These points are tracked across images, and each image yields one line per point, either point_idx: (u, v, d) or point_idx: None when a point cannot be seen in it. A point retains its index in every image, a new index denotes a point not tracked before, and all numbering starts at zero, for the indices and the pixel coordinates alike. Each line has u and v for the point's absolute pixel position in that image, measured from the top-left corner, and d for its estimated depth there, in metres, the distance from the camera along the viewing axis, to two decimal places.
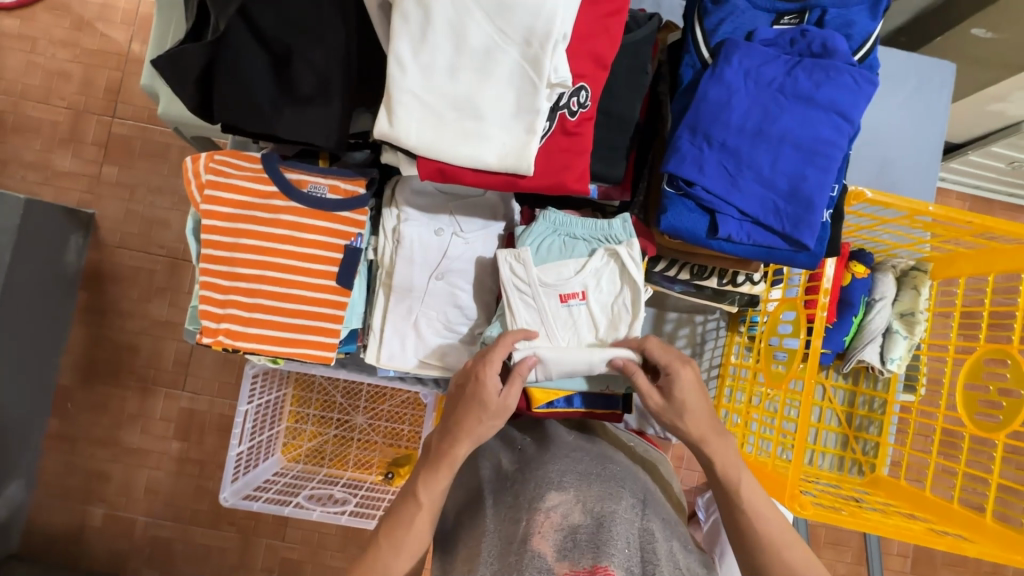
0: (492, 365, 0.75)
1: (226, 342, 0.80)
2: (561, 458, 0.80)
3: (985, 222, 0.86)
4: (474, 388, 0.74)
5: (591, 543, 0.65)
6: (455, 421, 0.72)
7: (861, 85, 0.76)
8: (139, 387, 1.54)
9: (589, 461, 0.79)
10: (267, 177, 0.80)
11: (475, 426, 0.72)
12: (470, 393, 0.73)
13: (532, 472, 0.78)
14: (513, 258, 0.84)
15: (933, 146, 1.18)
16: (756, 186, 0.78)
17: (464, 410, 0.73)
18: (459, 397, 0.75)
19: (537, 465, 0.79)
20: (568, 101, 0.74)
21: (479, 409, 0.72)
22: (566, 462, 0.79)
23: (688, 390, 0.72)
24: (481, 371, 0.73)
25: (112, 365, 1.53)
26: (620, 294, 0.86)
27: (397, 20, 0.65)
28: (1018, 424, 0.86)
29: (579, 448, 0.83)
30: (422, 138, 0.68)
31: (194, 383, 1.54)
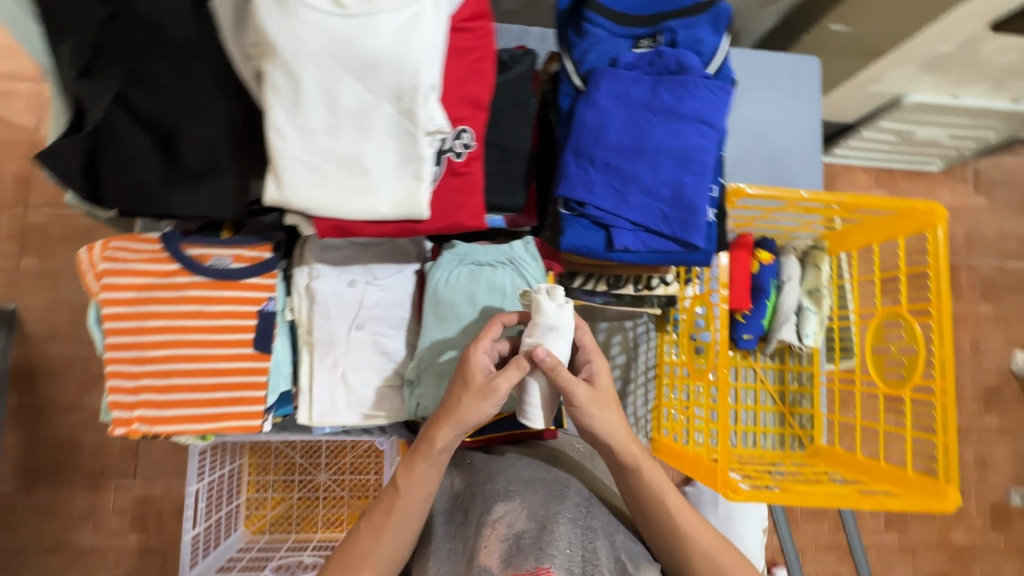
0: (482, 346, 0.76)
1: (142, 429, 0.79)
2: (507, 466, 0.84)
3: (853, 199, 0.95)
4: (462, 368, 0.76)
5: (534, 546, 0.69)
6: (447, 405, 0.74)
7: (718, 94, 0.83)
8: (88, 483, 1.46)
9: (534, 466, 0.84)
10: (168, 256, 0.80)
11: (467, 407, 0.73)
12: (457, 371, 0.75)
13: (482, 485, 0.81)
14: (433, 286, 0.87)
15: (814, 133, 1.28)
16: (642, 198, 0.83)
17: (449, 391, 0.75)
18: (446, 380, 0.75)
19: (485, 477, 0.83)
20: (452, 144, 0.77)
21: (467, 390, 0.73)
22: (511, 469, 0.83)
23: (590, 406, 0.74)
24: (471, 352, 0.75)
25: (55, 464, 1.45)
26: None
27: (269, 91, 0.67)
28: (917, 377, 0.93)
29: (525, 455, 0.87)
30: (314, 198, 0.71)
31: (146, 469, 1.47)
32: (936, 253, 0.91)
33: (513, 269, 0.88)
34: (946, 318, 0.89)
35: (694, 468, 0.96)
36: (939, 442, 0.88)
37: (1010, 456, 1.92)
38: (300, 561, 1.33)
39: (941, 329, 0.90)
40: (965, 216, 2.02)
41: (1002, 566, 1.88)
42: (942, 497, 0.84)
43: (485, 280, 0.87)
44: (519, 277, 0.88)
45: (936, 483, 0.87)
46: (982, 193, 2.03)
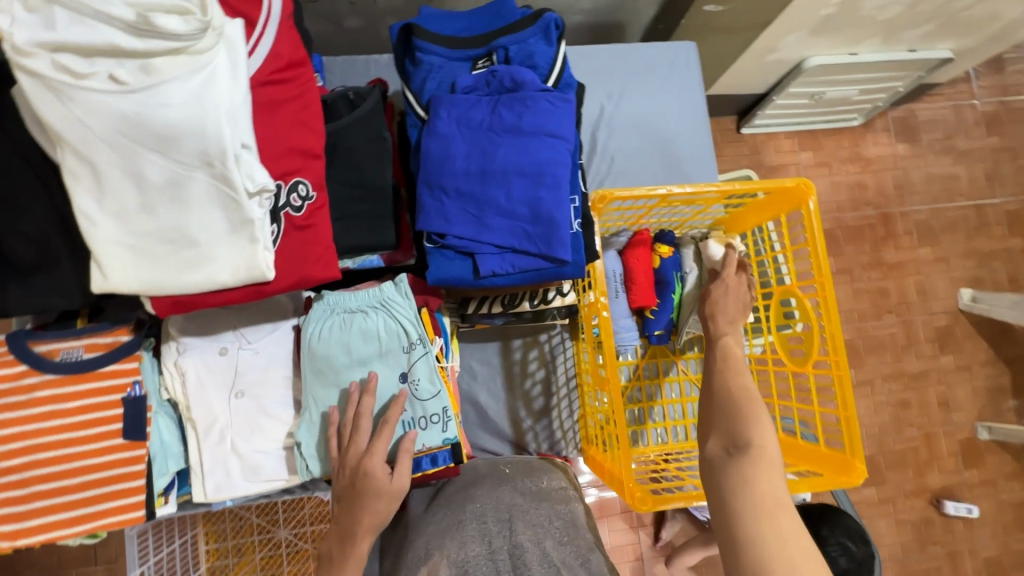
0: (375, 449, 0.78)
1: (5, 545, 0.75)
2: (424, 528, 0.90)
3: (724, 185, 0.94)
4: (364, 480, 0.77)
5: None
6: (350, 524, 0.76)
7: (560, 105, 0.82)
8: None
9: (449, 514, 0.88)
10: (14, 357, 0.76)
11: (372, 515, 0.77)
12: (362, 489, 0.76)
13: (408, 553, 0.88)
14: (309, 345, 0.83)
15: (702, 115, 1.28)
16: (502, 220, 0.81)
17: (356, 506, 0.77)
18: (348, 494, 0.77)
19: (410, 544, 0.89)
20: (289, 198, 0.74)
21: (376, 500, 0.77)
22: (430, 527, 0.88)
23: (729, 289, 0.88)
24: (367, 464, 0.77)
25: (13, 563, 1.45)
26: (409, 358, 0.85)
27: (68, 179, 0.64)
28: (815, 353, 0.92)
29: (440, 507, 0.92)
30: (143, 280, 0.68)
31: (105, 553, 1.46)
32: (811, 226, 0.91)
33: (386, 312, 0.85)
34: (828, 293, 0.89)
35: (612, 479, 0.96)
36: (841, 415, 0.88)
37: (971, 392, 1.93)
38: None
39: (827, 301, 0.89)
40: (892, 164, 2.03)
41: (983, 503, 1.88)
42: (849, 471, 0.84)
43: (357, 327, 0.83)
44: (392, 318, 0.85)
45: (844, 457, 0.86)
46: (905, 140, 2.05)
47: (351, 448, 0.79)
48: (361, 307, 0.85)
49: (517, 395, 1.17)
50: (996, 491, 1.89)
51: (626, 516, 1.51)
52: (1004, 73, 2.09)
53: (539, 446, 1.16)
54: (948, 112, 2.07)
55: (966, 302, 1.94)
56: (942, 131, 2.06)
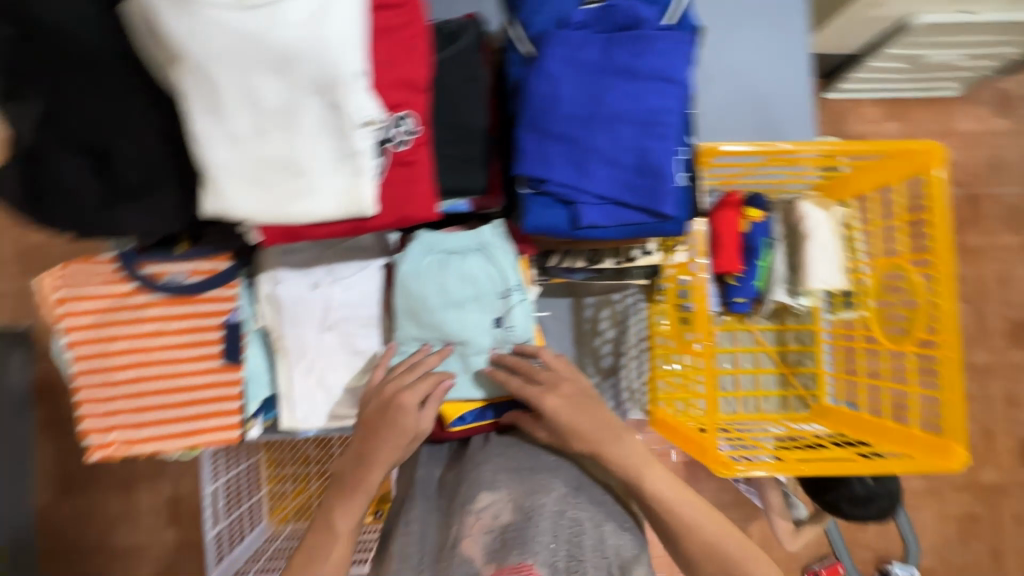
0: (416, 389, 0.79)
1: (118, 451, 0.79)
2: (492, 456, 0.79)
3: (843, 146, 0.87)
4: (392, 413, 0.77)
5: (517, 540, 0.67)
6: (372, 448, 0.76)
7: (680, 46, 0.76)
8: (120, 486, 1.55)
9: (522, 455, 0.78)
10: (124, 277, 0.79)
11: (388, 447, 0.76)
12: (390, 418, 0.77)
13: (466, 474, 0.76)
14: (403, 280, 0.84)
15: (804, 74, 1.18)
16: (606, 168, 0.78)
17: (380, 431, 0.77)
18: (375, 420, 0.78)
19: (471, 467, 0.78)
20: (393, 133, 0.72)
21: (395, 434, 0.76)
22: (496, 458, 0.78)
23: (559, 411, 0.75)
24: (401, 400, 0.77)
25: (93, 469, 1.55)
26: (504, 303, 0.85)
27: (186, 100, 0.64)
28: (920, 332, 0.88)
29: (514, 444, 0.81)
30: (252, 207, 0.68)
31: (175, 468, 1.55)
32: (935, 196, 0.84)
33: (484, 255, 0.86)
34: (948, 270, 0.83)
35: (684, 443, 0.93)
36: (944, 398, 0.84)
37: None
38: None
39: (943, 279, 0.84)
40: (988, 141, 1.87)
41: None
42: (949, 456, 0.81)
43: (455, 267, 0.83)
44: (490, 261, 0.85)
45: (941, 441, 0.83)
46: (1005, 115, 1.86)
47: (394, 380, 0.80)
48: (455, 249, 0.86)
49: (585, 352, 1.15)
50: None
51: None
52: None
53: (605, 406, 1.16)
54: None
55: None
56: None
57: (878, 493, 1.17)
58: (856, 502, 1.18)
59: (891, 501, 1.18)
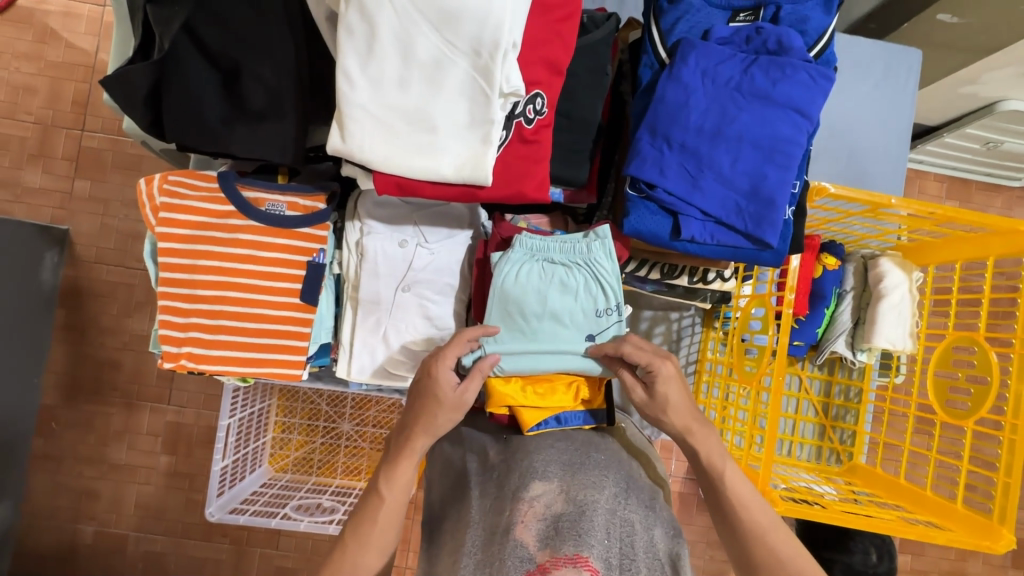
0: (447, 356, 0.78)
1: (188, 365, 0.80)
2: (545, 448, 0.80)
3: (947, 212, 0.87)
4: (429, 383, 0.76)
5: (572, 529, 0.63)
6: (412, 416, 0.75)
7: (818, 81, 0.76)
8: (124, 404, 1.50)
9: (574, 452, 0.79)
10: (224, 197, 0.79)
11: (434, 417, 0.74)
12: (424, 387, 0.75)
13: (517, 461, 0.77)
14: (504, 286, 0.84)
15: (901, 136, 1.18)
16: (718, 186, 0.77)
17: (419, 404, 0.75)
18: (415, 392, 0.77)
19: (522, 455, 0.78)
20: (524, 109, 0.73)
21: (436, 406, 0.74)
22: (549, 451, 0.79)
23: (671, 381, 0.74)
24: (433, 365, 0.75)
25: (95, 383, 1.50)
26: (601, 322, 0.86)
27: (342, 33, 0.64)
28: (985, 411, 0.87)
29: (564, 439, 0.82)
30: (376, 152, 0.68)
31: (180, 397, 1.51)
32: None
33: (588, 271, 0.85)
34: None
35: None
36: (999, 480, 0.83)
37: None
38: (319, 503, 1.33)
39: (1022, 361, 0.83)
40: None
41: None
42: (995, 537, 0.80)
43: (558, 280, 0.84)
44: (594, 280, 0.85)
45: (989, 522, 0.82)
46: None
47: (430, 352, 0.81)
48: (562, 260, 0.85)
49: None
50: None
51: None
52: None
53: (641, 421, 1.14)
54: None
55: None
56: None
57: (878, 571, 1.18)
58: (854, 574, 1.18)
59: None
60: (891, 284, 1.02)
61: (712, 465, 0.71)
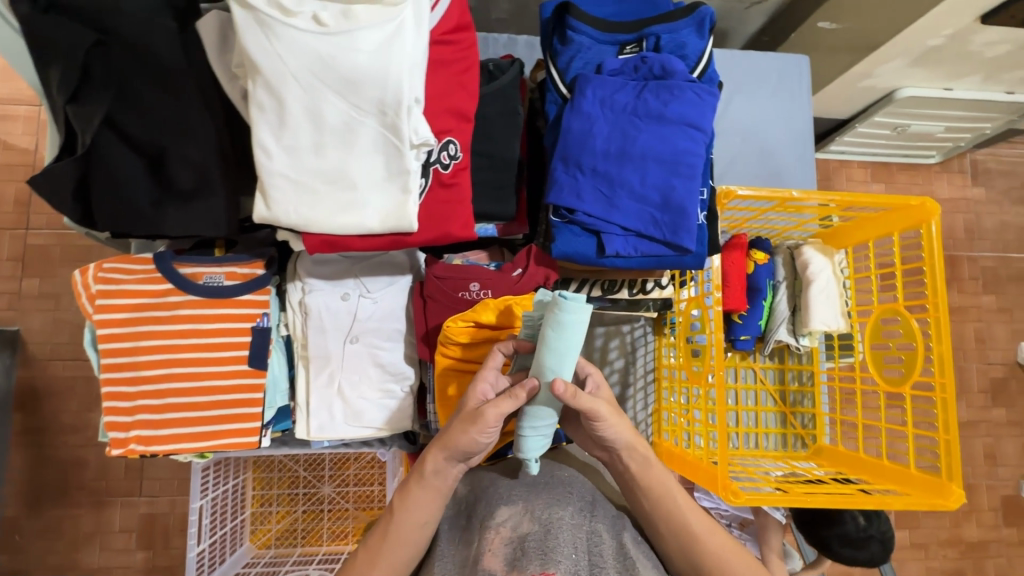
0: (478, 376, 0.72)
1: (138, 449, 0.79)
2: (508, 470, 0.80)
3: (846, 198, 0.94)
4: (461, 399, 0.72)
5: (538, 551, 0.66)
6: (439, 436, 0.71)
7: (704, 98, 0.84)
8: (93, 502, 1.44)
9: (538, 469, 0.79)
10: (162, 276, 0.80)
11: (462, 436, 0.69)
12: (457, 405, 0.72)
13: (482, 490, 0.77)
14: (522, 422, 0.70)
15: (805, 134, 1.28)
16: (632, 203, 0.83)
17: (450, 423, 0.71)
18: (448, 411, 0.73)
19: (486, 483, 0.78)
20: (439, 156, 0.77)
21: (464, 422, 0.69)
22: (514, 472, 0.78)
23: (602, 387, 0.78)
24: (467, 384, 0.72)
25: (60, 485, 1.44)
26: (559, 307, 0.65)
27: (253, 111, 0.68)
28: (917, 373, 0.92)
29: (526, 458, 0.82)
30: (301, 214, 0.71)
31: (151, 487, 1.46)
32: (930, 249, 0.91)
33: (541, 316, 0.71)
34: (943, 315, 0.88)
35: (694, 471, 0.95)
36: (940, 439, 0.88)
37: (1019, 449, 1.83)
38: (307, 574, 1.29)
39: (939, 325, 0.89)
40: (964, 207, 1.94)
41: (1018, 562, 1.81)
42: (946, 494, 0.84)
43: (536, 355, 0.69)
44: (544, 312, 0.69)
45: (939, 481, 0.86)
46: (979, 184, 1.96)
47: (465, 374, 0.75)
48: (503, 320, 0.84)
49: None
50: None
51: None
52: None
53: None
54: None
55: None
56: (1018, 180, 1.96)
57: (871, 534, 1.13)
58: (850, 541, 1.14)
59: (883, 545, 1.15)
60: (816, 269, 1.08)
61: (674, 512, 0.73)
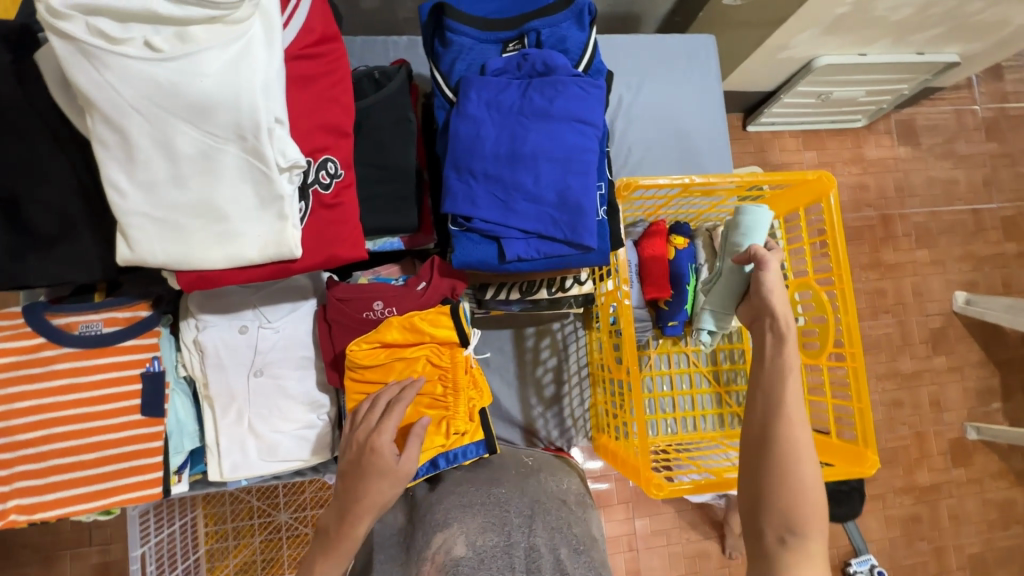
0: (385, 429, 0.74)
1: (21, 519, 0.74)
2: (446, 496, 0.83)
3: (747, 178, 0.94)
4: (370, 459, 0.73)
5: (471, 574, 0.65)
6: (353, 497, 0.71)
7: (591, 91, 0.82)
8: (40, 558, 1.37)
9: (472, 491, 0.81)
10: (33, 330, 0.75)
11: (378, 493, 0.72)
12: (367, 466, 0.72)
13: (425, 525, 0.79)
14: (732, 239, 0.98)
15: (718, 113, 1.28)
16: (529, 204, 0.81)
17: (361, 482, 0.72)
18: (353, 470, 0.73)
19: (428, 515, 0.81)
20: (317, 175, 0.74)
21: (380, 481, 0.72)
22: (451, 499, 0.81)
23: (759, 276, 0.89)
24: (373, 441, 0.73)
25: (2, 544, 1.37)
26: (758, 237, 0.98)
27: (97, 147, 0.63)
28: (830, 344, 0.93)
29: (464, 481, 0.85)
30: (168, 253, 0.67)
31: (102, 534, 1.39)
32: (830, 221, 0.93)
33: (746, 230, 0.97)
34: (847, 286, 0.90)
35: (627, 466, 0.95)
36: (855, 407, 0.89)
37: (962, 395, 1.90)
38: None
39: (844, 296, 0.91)
40: (893, 167, 1.99)
41: (973, 503, 1.87)
42: (863, 461, 0.86)
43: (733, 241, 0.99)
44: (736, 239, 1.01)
45: (857, 448, 0.88)
46: (906, 143, 2.00)
47: (362, 425, 0.76)
48: (409, 336, 0.82)
49: (528, 382, 1.16)
50: (981, 490, 1.87)
51: (623, 507, 1.56)
52: (1004, 81, 2.06)
53: (550, 434, 1.16)
54: (949, 117, 2.02)
55: (960, 305, 1.91)
56: (942, 135, 2.01)
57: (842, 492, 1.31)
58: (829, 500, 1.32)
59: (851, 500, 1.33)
60: None
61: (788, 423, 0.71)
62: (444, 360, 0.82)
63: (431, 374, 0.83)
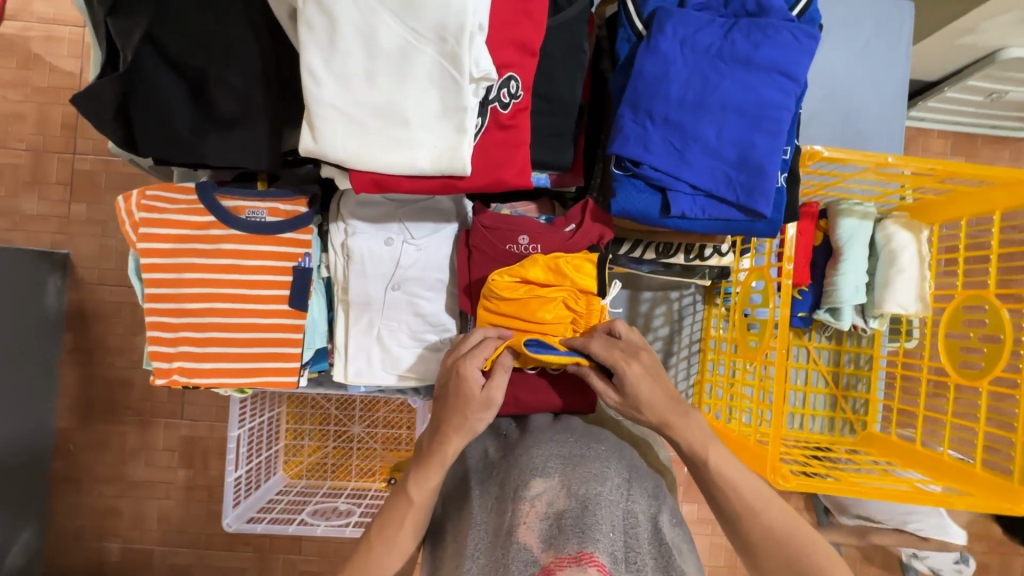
0: (475, 359, 0.74)
1: (182, 380, 0.80)
2: (543, 439, 0.73)
3: (949, 167, 0.83)
4: (455, 384, 0.73)
5: (576, 528, 0.58)
6: (442, 418, 0.71)
7: (803, 41, 0.74)
8: (137, 421, 1.49)
9: (572, 440, 0.72)
10: (204, 208, 0.78)
11: (456, 419, 0.71)
12: (453, 390, 0.72)
13: (516, 458, 0.70)
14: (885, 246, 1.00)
15: (894, 96, 1.13)
16: (705, 158, 0.75)
17: (448, 405, 0.72)
18: (443, 395, 0.74)
19: (522, 450, 0.71)
20: (498, 94, 0.71)
21: (460, 404, 0.71)
22: (544, 442, 0.71)
23: (640, 382, 0.70)
24: (460, 366, 0.73)
25: (107, 402, 1.49)
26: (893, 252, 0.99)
27: (303, 31, 0.63)
28: (1000, 369, 0.84)
29: (562, 429, 0.74)
30: (348, 148, 0.65)
31: (192, 412, 1.50)
32: None
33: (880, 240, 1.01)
34: None
35: (739, 448, 0.90)
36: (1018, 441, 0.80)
37: None
38: (335, 508, 1.25)
39: None
40: None
41: None
42: (1016, 498, 0.77)
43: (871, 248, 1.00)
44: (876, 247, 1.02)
45: (1009, 484, 0.79)
46: None
47: (454, 351, 0.77)
48: (552, 278, 0.80)
49: None
50: None
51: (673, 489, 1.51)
52: None
53: None
54: None
55: None
56: None
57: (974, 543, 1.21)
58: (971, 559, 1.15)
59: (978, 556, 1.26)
60: (899, 250, 0.99)
61: None
62: (580, 305, 0.81)
63: (565, 317, 0.81)
